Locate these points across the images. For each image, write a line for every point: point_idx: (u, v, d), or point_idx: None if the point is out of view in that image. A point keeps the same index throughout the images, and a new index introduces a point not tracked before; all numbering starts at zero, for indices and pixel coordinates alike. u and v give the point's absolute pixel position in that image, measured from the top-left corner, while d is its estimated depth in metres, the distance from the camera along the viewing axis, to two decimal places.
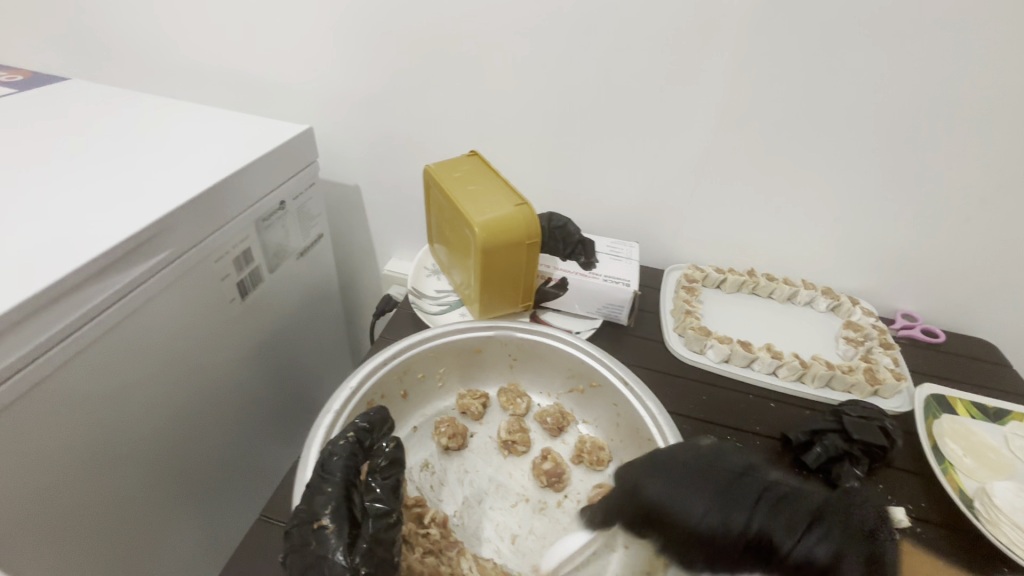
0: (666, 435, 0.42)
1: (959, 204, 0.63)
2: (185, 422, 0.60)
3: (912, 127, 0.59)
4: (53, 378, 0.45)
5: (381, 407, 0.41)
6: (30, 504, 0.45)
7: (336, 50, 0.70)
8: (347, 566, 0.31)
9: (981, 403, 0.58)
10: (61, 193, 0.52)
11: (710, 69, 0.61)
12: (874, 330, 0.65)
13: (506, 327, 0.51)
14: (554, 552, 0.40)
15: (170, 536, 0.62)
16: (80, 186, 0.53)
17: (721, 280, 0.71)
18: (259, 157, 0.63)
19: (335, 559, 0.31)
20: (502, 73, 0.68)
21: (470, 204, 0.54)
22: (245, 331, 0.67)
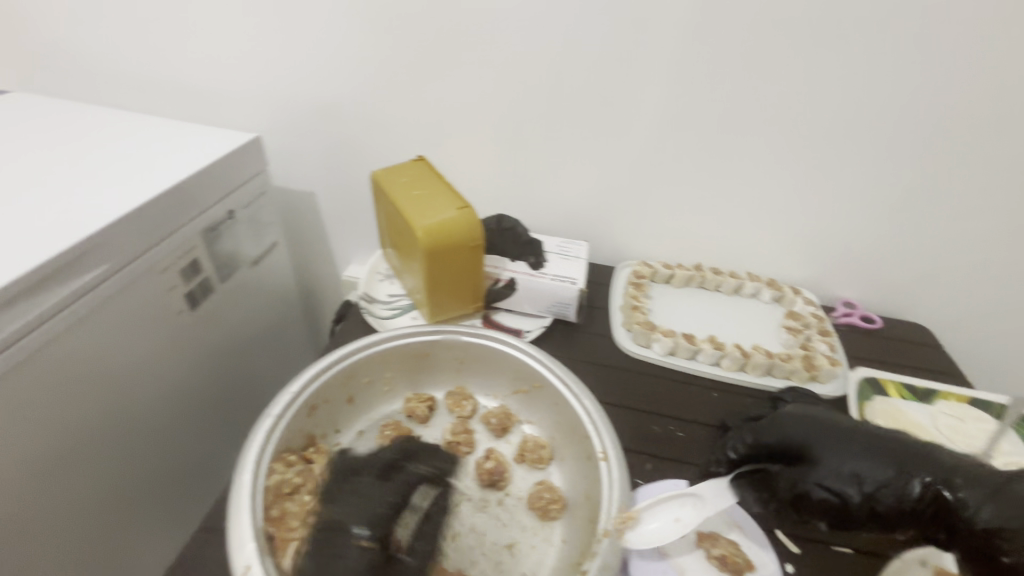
0: (600, 431, 0.44)
1: (885, 194, 0.67)
2: (136, 433, 0.59)
3: (838, 120, 0.62)
4: None
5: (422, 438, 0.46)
6: None
7: (284, 57, 0.70)
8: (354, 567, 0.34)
9: (911, 384, 0.62)
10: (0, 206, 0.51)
11: (648, 70, 0.63)
12: (813, 318, 0.67)
13: (452, 331, 0.52)
14: (491, 548, 0.41)
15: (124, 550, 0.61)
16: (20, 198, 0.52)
17: (670, 275, 0.73)
18: (206, 165, 0.63)
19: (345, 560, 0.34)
20: (450, 77, 0.69)
21: (414, 208, 0.55)
22: (199, 341, 0.66)
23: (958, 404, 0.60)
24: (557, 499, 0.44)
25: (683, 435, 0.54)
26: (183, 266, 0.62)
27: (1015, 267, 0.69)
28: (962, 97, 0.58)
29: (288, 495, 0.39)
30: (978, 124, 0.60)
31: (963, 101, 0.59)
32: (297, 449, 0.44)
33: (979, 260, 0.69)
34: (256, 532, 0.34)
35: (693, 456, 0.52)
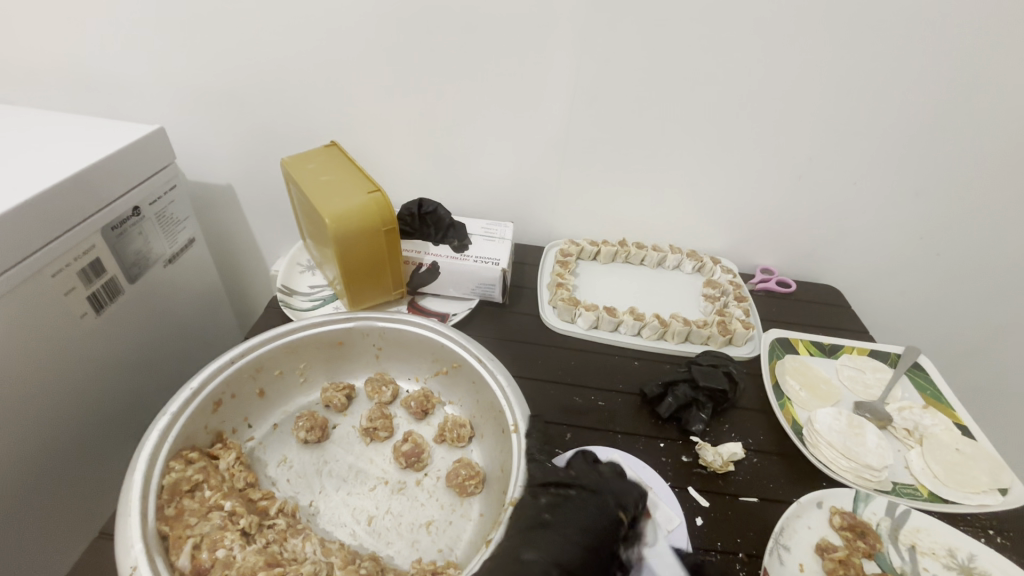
0: (512, 405, 0.45)
1: (792, 164, 0.70)
2: (44, 441, 0.56)
3: (742, 93, 0.64)
4: None
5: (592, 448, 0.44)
6: None
7: (178, 40, 0.66)
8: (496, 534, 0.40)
9: (818, 341, 0.65)
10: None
11: (560, 50, 0.63)
12: (730, 285, 0.70)
13: (367, 317, 0.51)
14: (408, 528, 0.41)
15: (53, 558, 0.58)
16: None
17: (596, 252, 0.74)
18: (101, 157, 0.59)
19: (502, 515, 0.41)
20: (357, 59, 0.66)
21: (322, 196, 0.54)
22: (109, 344, 0.63)
23: (859, 357, 0.64)
24: (474, 475, 0.44)
25: (603, 404, 0.55)
26: (81, 267, 0.58)
27: (913, 228, 0.74)
28: (857, 68, 0.61)
29: (188, 492, 0.38)
30: (872, 92, 0.62)
31: (857, 71, 0.61)
32: (203, 447, 0.43)
33: (878, 224, 0.74)
34: (146, 534, 0.34)
35: (612, 423, 0.54)
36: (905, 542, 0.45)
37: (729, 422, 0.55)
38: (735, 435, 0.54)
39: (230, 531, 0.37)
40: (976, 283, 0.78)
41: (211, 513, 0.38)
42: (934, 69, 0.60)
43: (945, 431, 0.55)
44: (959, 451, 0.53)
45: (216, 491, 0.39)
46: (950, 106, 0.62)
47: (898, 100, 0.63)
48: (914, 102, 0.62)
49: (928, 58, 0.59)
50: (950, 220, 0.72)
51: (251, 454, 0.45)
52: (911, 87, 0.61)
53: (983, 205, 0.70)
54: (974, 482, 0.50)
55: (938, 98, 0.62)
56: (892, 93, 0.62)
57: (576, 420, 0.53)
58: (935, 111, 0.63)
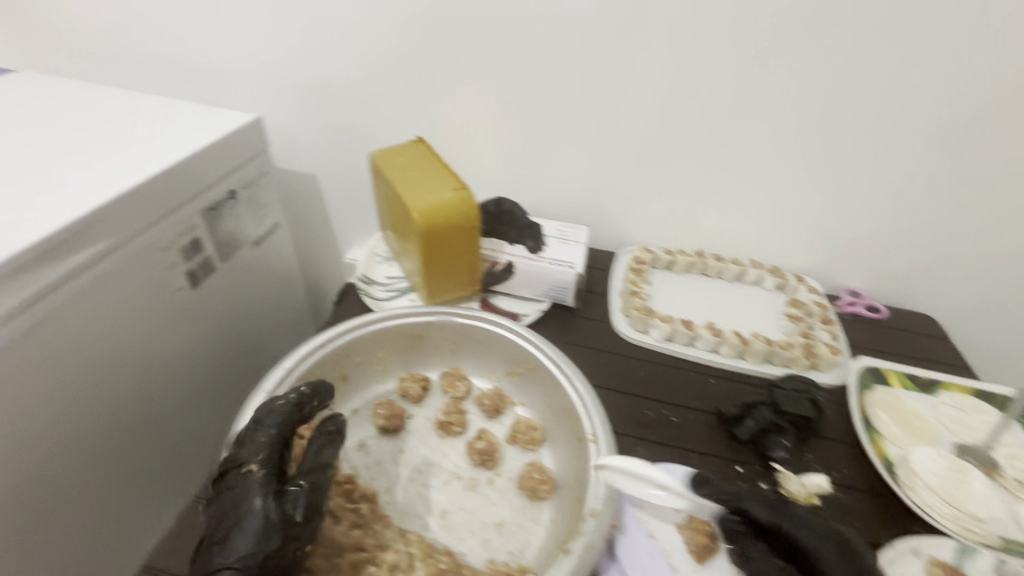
0: (591, 413, 0.44)
1: (894, 181, 0.65)
2: (149, 407, 0.61)
3: (843, 104, 0.61)
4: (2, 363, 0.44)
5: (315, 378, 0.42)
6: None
7: (279, 36, 0.70)
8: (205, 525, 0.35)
9: (913, 374, 0.60)
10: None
11: (649, 54, 0.62)
12: (815, 307, 0.66)
13: (446, 312, 0.52)
14: (480, 526, 0.42)
15: (151, 514, 0.64)
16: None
17: (671, 261, 0.72)
18: (205, 144, 0.62)
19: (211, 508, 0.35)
20: (448, 56, 0.68)
21: (409, 190, 0.55)
22: (203, 318, 0.67)
23: (961, 396, 0.58)
24: (546, 480, 0.44)
25: (676, 420, 0.54)
26: (184, 244, 0.62)
27: None
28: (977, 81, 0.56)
29: None
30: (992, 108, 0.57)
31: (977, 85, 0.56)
32: None
33: (988, 250, 0.68)
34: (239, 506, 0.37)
35: (686, 441, 0.52)
36: None
37: (813, 452, 0.52)
38: (819, 466, 0.50)
39: (317, 511, 0.39)
40: None
41: None
42: None
43: None
44: None
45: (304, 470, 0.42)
46: None
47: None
48: None
49: None
50: None
51: None
52: None
53: None
54: None
55: None
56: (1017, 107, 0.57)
57: (648, 435, 0.52)
58: None
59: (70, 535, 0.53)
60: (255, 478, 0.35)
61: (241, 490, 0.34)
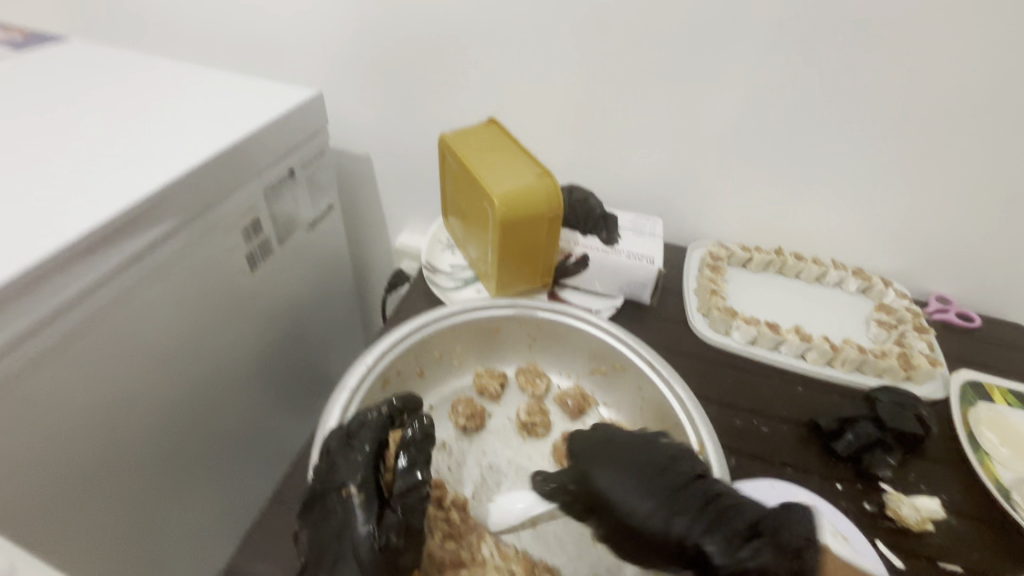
0: (694, 422, 0.41)
1: (1005, 180, 0.60)
2: (209, 397, 0.59)
3: (959, 96, 0.55)
4: (71, 343, 0.43)
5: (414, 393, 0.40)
6: (57, 477, 0.44)
7: (342, 7, 0.66)
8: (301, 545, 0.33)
9: (1018, 391, 0.56)
10: (37, 158, 0.49)
11: (744, 36, 0.57)
12: (908, 313, 0.62)
13: (527, 305, 0.49)
14: (574, 539, 0.39)
15: (208, 505, 0.63)
16: (61, 149, 0.50)
17: (747, 259, 0.68)
18: (268, 121, 0.59)
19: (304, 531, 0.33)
20: (520, 33, 0.63)
21: (489, 175, 0.51)
22: (262, 301, 0.65)
23: None
24: None
25: (767, 431, 0.50)
26: (244, 225, 0.60)
27: None
28: None
29: None
30: None
31: None
32: None
33: None
34: None
35: (779, 454, 0.48)
36: None
37: (918, 471, 0.48)
38: (926, 487, 0.47)
39: None
40: None
41: None
42: None
43: None
44: None
45: None
46: None
47: None
48: None
49: None
50: None
51: None
52: None
53: None
54: None
55: None
56: None
57: (739, 445, 0.48)
58: None
59: (132, 524, 0.52)
60: (356, 503, 0.32)
61: (345, 520, 0.32)
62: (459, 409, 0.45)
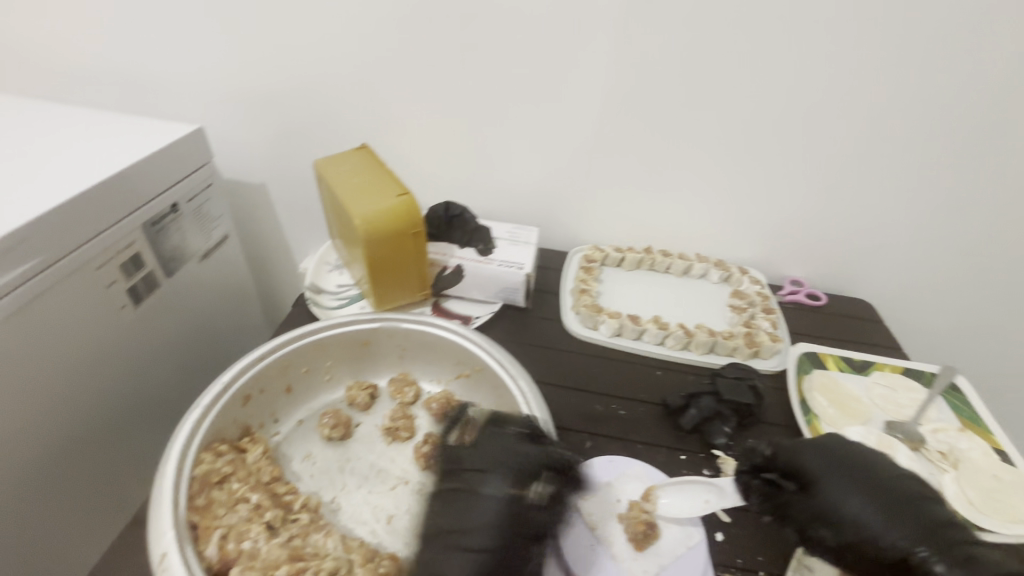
0: (532, 411, 0.45)
1: (827, 174, 0.68)
2: (94, 433, 0.59)
3: (778, 105, 0.63)
4: None
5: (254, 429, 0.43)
6: None
7: (218, 44, 0.68)
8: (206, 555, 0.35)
9: (849, 357, 0.64)
10: None
11: (589, 59, 0.63)
12: (758, 297, 0.69)
13: (392, 318, 0.52)
14: (429, 529, 0.42)
15: (94, 541, 0.62)
16: None
17: (621, 258, 0.74)
18: (145, 156, 0.61)
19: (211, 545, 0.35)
20: (393, 64, 0.68)
21: (353, 197, 0.55)
22: (151, 332, 0.66)
23: (892, 375, 0.62)
24: None
25: (624, 414, 0.55)
26: (123, 260, 0.60)
27: (954, 242, 0.71)
28: (898, 78, 0.59)
29: (217, 484, 0.40)
30: (912, 103, 0.61)
31: (903, 83, 0.59)
32: (232, 440, 0.45)
33: (916, 238, 0.72)
34: (178, 524, 0.35)
35: (634, 434, 0.53)
36: None
37: (753, 436, 0.54)
38: None
39: (255, 523, 0.38)
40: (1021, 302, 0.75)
41: (238, 504, 0.39)
42: (981, 78, 0.58)
43: (982, 456, 0.53)
44: (997, 477, 0.51)
45: (244, 483, 0.41)
46: (994, 121, 0.60)
47: (941, 110, 0.61)
48: (959, 112, 0.60)
49: (974, 67, 0.57)
50: (995, 235, 0.69)
51: (277, 449, 0.47)
52: (953, 97, 0.59)
53: None
54: (1011, 510, 0.48)
55: (985, 109, 0.60)
56: (931, 104, 0.60)
57: (597, 429, 0.53)
58: (981, 121, 0.61)
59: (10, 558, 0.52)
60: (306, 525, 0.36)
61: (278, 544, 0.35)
62: (325, 420, 0.48)
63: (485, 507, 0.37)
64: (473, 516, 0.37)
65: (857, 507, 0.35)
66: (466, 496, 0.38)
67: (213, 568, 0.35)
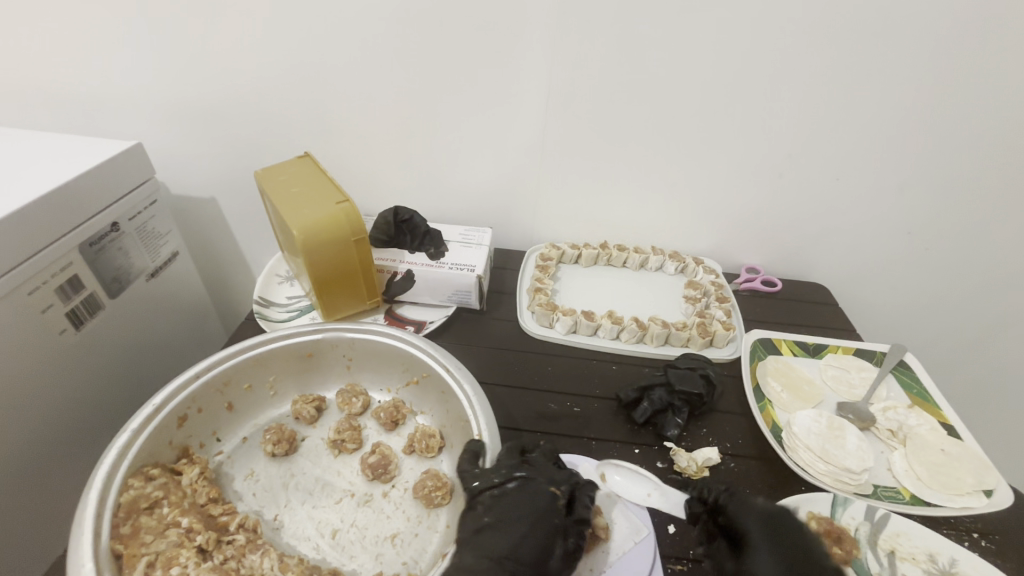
0: (477, 414, 0.45)
1: (774, 161, 0.69)
2: (31, 459, 0.56)
3: (722, 95, 0.64)
4: None
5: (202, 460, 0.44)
6: None
7: (154, 57, 0.66)
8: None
9: (802, 341, 0.64)
10: None
11: (532, 57, 0.63)
12: (712, 286, 0.70)
13: (336, 328, 0.51)
14: (373, 541, 0.41)
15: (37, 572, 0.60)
16: None
17: (578, 255, 0.74)
18: (79, 174, 0.58)
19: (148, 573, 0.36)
20: (335, 69, 0.66)
21: (292, 207, 0.54)
22: (95, 356, 0.64)
23: (844, 356, 0.63)
24: (441, 486, 0.44)
25: (578, 410, 0.54)
26: (59, 282, 0.58)
27: (900, 223, 0.72)
28: (838, 61, 0.60)
29: (147, 509, 0.39)
30: (852, 88, 0.61)
31: (842, 68, 0.60)
32: (168, 462, 0.44)
33: (864, 220, 0.73)
34: (99, 555, 0.35)
35: (588, 430, 0.53)
36: (884, 548, 0.44)
37: (707, 426, 0.54)
38: (712, 439, 0.53)
39: (186, 548, 0.38)
40: (967, 279, 0.76)
41: (168, 530, 0.39)
42: (917, 59, 0.58)
43: (930, 431, 0.53)
44: (944, 451, 0.51)
45: (176, 507, 0.40)
46: (929, 102, 0.61)
47: (880, 93, 0.61)
48: (898, 94, 0.61)
49: (907, 49, 0.58)
50: (938, 214, 0.70)
51: (219, 469, 0.46)
52: (888, 80, 0.60)
53: (972, 201, 0.69)
54: (958, 483, 0.48)
55: (922, 90, 0.61)
56: (868, 88, 0.61)
57: (549, 427, 0.52)
58: (920, 102, 0.61)
59: None
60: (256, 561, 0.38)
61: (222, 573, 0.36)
62: (267, 437, 0.47)
63: (518, 506, 0.39)
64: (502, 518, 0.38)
65: (768, 566, 0.38)
66: (501, 498, 0.40)
67: None
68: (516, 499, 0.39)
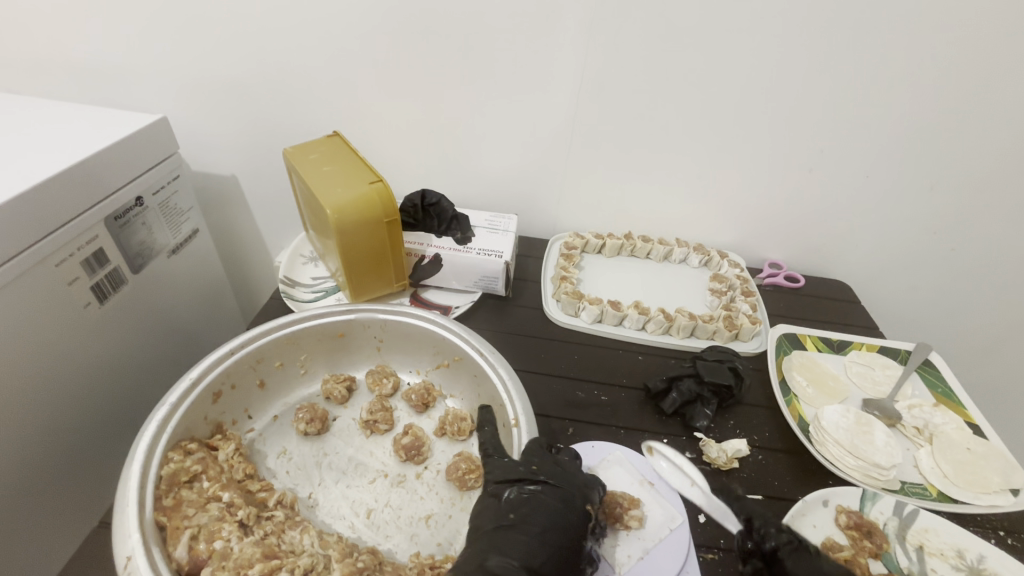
0: (512, 399, 0.45)
1: (804, 157, 0.68)
2: (56, 433, 0.56)
3: (756, 88, 0.63)
4: None
5: (236, 440, 0.44)
6: None
7: (178, 31, 0.65)
8: (186, 553, 0.35)
9: (827, 337, 0.64)
10: None
11: (564, 43, 0.62)
12: (737, 280, 0.70)
13: (368, 309, 0.51)
14: (409, 521, 0.42)
15: (65, 543, 0.60)
16: None
17: (602, 245, 0.74)
18: (105, 147, 0.58)
19: (192, 546, 0.36)
20: (364, 48, 0.65)
21: (323, 186, 0.53)
22: (118, 331, 0.63)
23: (868, 353, 0.63)
24: (474, 469, 0.44)
25: (606, 399, 0.54)
26: (85, 256, 0.57)
27: (926, 223, 0.72)
28: (875, 58, 0.59)
29: (187, 483, 0.39)
30: (893, 83, 0.60)
31: (881, 64, 0.59)
32: (202, 437, 0.44)
33: (890, 219, 0.72)
34: (144, 525, 0.35)
35: (615, 418, 0.53)
36: (913, 543, 0.44)
37: (734, 418, 0.54)
38: (740, 431, 0.53)
39: (227, 523, 0.38)
40: (989, 280, 0.76)
41: (209, 503, 0.39)
42: (954, 59, 0.58)
43: (956, 430, 0.54)
44: (970, 450, 0.52)
45: (215, 481, 0.41)
46: (963, 102, 0.61)
47: (917, 91, 0.61)
48: (934, 93, 0.61)
49: (947, 48, 0.57)
50: (966, 214, 0.70)
51: (251, 445, 0.46)
52: (924, 78, 0.60)
53: (1002, 203, 0.68)
54: (985, 482, 0.49)
55: (962, 88, 0.60)
56: (904, 85, 0.60)
57: (578, 415, 0.52)
58: (958, 101, 0.61)
59: None
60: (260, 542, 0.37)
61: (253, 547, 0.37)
62: (299, 416, 0.47)
63: (548, 508, 0.38)
64: (527, 517, 0.37)
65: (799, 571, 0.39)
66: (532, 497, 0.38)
67: (183, 569, 0.35)
68: (546, 501, 0.38)
